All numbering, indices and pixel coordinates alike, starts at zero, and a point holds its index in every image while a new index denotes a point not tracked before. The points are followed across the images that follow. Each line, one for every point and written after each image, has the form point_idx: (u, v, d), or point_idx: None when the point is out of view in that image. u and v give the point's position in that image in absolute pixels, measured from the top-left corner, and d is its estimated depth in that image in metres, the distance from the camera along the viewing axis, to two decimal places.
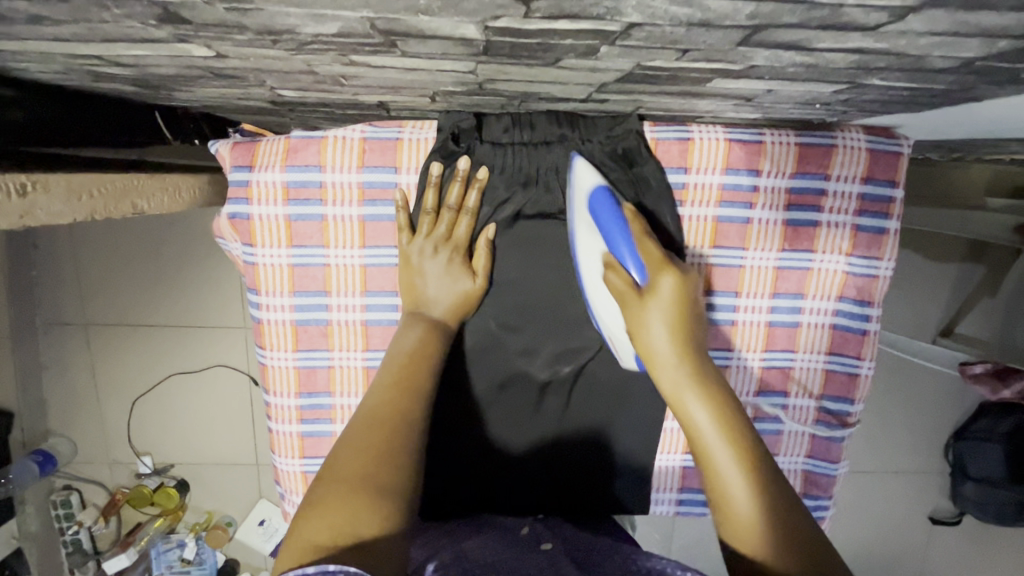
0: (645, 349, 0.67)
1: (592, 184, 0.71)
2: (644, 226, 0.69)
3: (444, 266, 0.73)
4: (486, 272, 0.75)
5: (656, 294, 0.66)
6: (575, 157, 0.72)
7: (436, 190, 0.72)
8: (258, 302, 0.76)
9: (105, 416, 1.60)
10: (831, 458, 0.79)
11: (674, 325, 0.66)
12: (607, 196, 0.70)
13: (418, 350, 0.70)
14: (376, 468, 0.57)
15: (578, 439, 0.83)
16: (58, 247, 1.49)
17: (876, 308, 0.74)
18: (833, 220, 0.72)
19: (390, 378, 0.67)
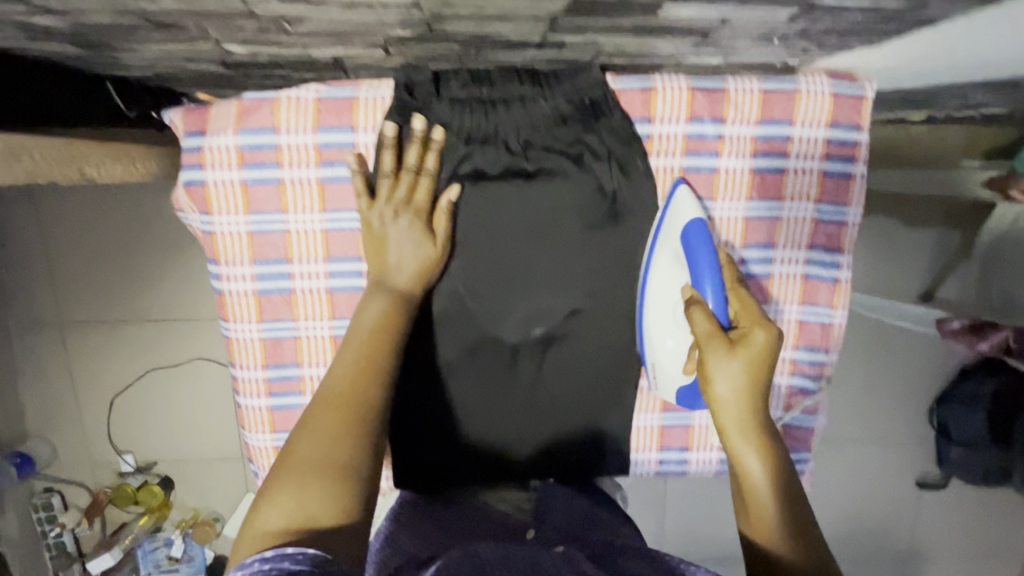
0: (712, 393, 0.67)
1: (692, 216, 0.71)
2: (735, 275, 0.70)
3: (405, 232, 0.70)
4: (446, 238, 0.72)
5: (748, 346, 0.65)
6: (680, 184, 0.72)
7: (391, 151, 0.69)
8: (219, 273, 0.73)
9: (82, 416, 1.57)
10: (805, 409, 0.78)
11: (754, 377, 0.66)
12: (703, 234, 0.70)
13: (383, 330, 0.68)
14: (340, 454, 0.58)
15: (555, 402, 0.82)
16: (26, 244, 1.44)
17: (846, 255, 0.75)
18: (799, 166, 0.72)
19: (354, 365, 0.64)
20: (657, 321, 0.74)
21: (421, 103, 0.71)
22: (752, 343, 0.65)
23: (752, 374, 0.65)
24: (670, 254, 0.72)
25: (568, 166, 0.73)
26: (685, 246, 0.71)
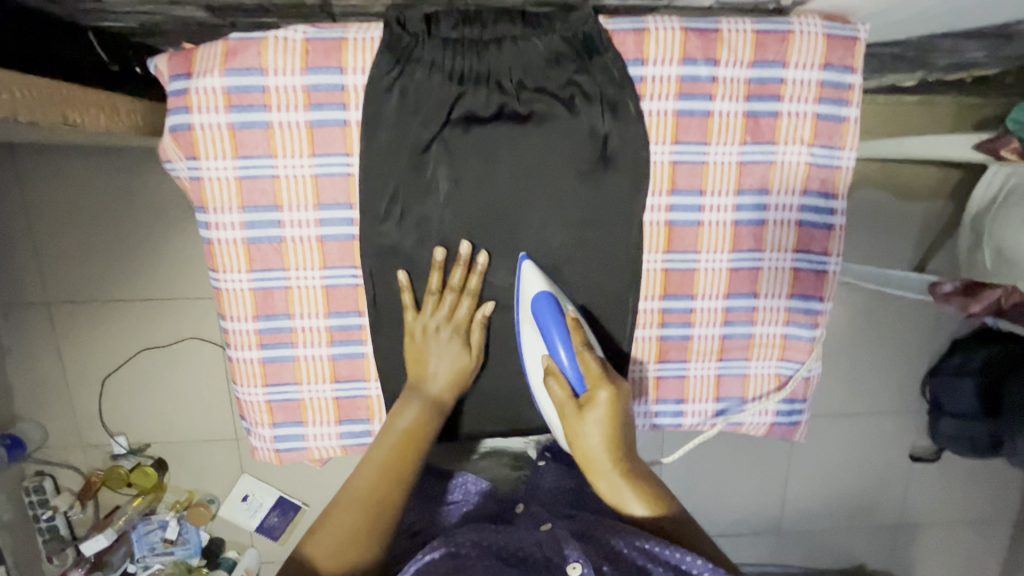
0: (581, 454, 0.68)
1: (537, 289, 0.71)
2: (583, 337, 0.70)
3: (447, 345, 0.73)
4: (481, 348, 0.76)
5: (593, 408, 0.66)
6: (522, 258, 0.72)
7: (439, 273, 0.72)
8: (207, 221, 0.70)
9: (72, 397, 1.55)
10: (799, 358, 0.77)
11: (609, 431, 0.66)
12: (550, 306, 0.70)
13: (424, 420, 0.71)
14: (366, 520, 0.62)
15: None
16: (12, 221, 1.41)
17: (839, 200, 0.73)
18: (794, 109, 0.70)
19: (396, 439, 0.69)
20: (537, 387, 0.74)
21: (410, 42, 0.68)
22: (598, 404, 0.67)
23: (606, 427, 0.66)
24: (531, 328, 0.73)
25: (561, 108, 0.70)
26: (536, 317, 0.72)
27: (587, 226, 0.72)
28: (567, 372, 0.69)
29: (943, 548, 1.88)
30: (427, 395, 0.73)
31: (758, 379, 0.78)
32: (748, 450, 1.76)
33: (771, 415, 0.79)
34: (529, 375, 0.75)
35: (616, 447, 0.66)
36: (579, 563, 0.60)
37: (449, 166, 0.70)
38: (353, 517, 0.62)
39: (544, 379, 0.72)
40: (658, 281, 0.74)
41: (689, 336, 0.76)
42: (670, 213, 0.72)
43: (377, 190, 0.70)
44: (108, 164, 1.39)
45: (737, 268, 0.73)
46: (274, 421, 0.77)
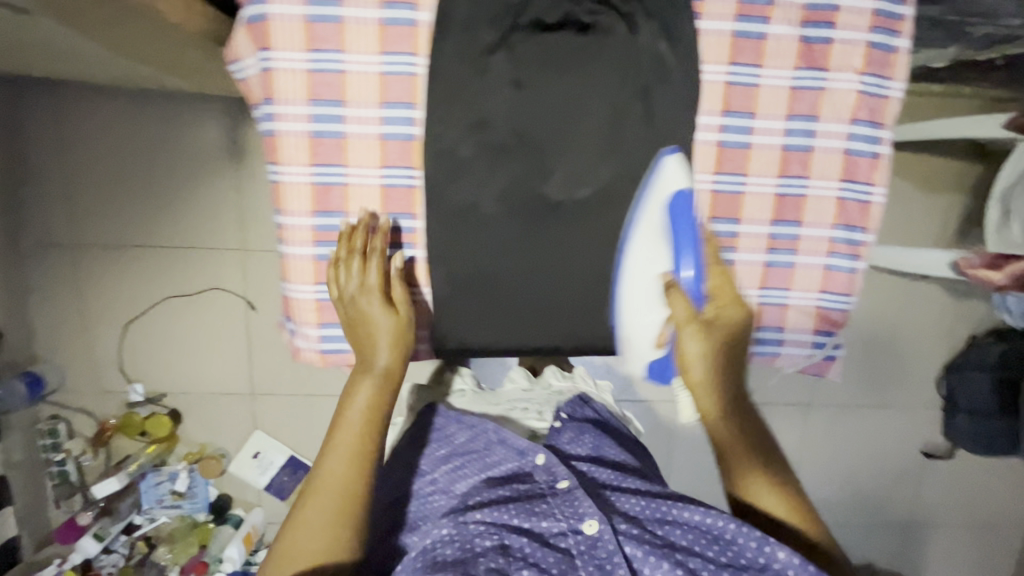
0: (683, 359, 0.75)
1: (679, 186, 0.71)
2: (710, 249, 0.74)
3: (375, 311, 0.73)
4: (402, 303, 0.75)
5: (713, 317, 0.73)
6: (670, 150, 0.71)
7: (352, 238, 0.72)
8: (272, 112, 0.69)
9: (93, 342, 1.55)
10: (844, 291, 0.76)
11: (718, 343, 0.75)
12: (685, 209, 0.71)
13: (371, 411, 0.75)
14: (340, 535, 0.70)
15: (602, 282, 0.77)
16: (49, 160, 1.44)
17: (887, 130, 0.72)
18: (847, 36, 0.69)
19: (350, 445, 0.74)
20: (636, 297, 0.74)
21: None
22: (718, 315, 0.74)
23: (719, 335, 0.74)
24: (652, 236, 0.73)
25: (619, 21, 0.67)
26: (668, 217, 0.72)
27: (646, 146, 0.71)
28: (687, 288, 0.72)
29: (954, 550, 1.87)
30: (379, 375, 0.75)
31: (795, 310, 0.77)
32: None
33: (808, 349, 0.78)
34: (621, 287, 0.75)
35: (717, 357, 0.74)
36: (596, 520, 0.76)
37: (511, 75, 0.68)
38: (325, 535, 0.70)
39: (654, 295, 0.74)
40: (705, 203, 0.74)
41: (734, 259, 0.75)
42: (722, 133, 0.71)
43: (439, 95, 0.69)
44: (148, 111, 1.43)
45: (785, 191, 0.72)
46: (321, 319, 0.77)
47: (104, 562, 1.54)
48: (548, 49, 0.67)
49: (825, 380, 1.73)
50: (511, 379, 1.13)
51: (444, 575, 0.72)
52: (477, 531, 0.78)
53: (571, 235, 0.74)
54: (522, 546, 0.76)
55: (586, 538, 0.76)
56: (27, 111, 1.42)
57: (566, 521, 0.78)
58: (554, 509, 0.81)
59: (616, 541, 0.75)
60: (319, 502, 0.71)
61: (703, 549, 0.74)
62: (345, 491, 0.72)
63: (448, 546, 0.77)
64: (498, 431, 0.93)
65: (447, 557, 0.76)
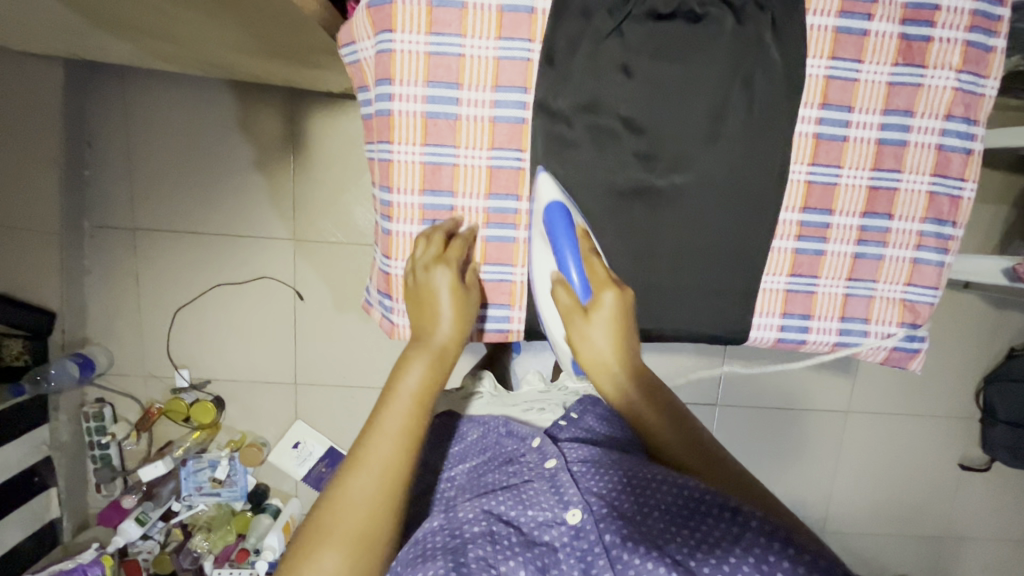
0: (587, 359, 0.67)
1: (551, 199, 0.68)
2: (589, 245, 0.69)
3: (421, 317, 0.67)
4: (452, 301, 0.67)
5: (599, 305, 0.66)
6: (539, 171, 0.69)
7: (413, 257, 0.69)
8: (388, 92, 0.68)
9: (144, 326, 1.58)
10: (931, 285, 0.76)
11: (616, 334, 0.66)
12: (560, 215, 0.67)
13: (425, 391, 0.61)
14: (381, 525, 0.54)
15: (699, 275, 0.75)
16: (115, 147, 1.48)
17: (980, 127, 0.72)
18: (946, 35, 0.69)
19: (397, 425, 0.58)
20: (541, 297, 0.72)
21: None
22: (604, 306, 0.66)
23: (618, 321, 0.66)
24: (541, 237, 0.70)
25: (729, 13, 0.67)
26: (548, 228, 0.68)
27: (754, 135, 0.70)
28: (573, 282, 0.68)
29: (986, 563, 1.86)
30: (437, 350, 0.64)
31: (881, 303, 0.77)
32: (797, 440, 1.75)
33: (892, 341, 0.78)
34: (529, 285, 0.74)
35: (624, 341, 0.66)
36: (579, 510, 0.62)
37: (623, 61, 0.68)
38: (360, 520, 0.53)
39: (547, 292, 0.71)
40: (800, 193, 0.73)
41: (824, 249, 0.75)
42: (819, 126, 0.71)
43: (551, 77, 0.68)
44: (212, 100, 1.46)
45: (878, 184, 0.72)
46: None
47: (139, 548, 1.56)
48: (663, 36, 0.67)
49: (863, 386, 1.74)
50: (526, 382, 1.09)
51: (429, 564, 0.56)
52: (465, 519, 0.65)
53: (672, 225, 0.73)
54: (508, 535, 0.62)
55: (571, 528, 0.62)
56: (95, 96, 1.45)
57: (546, 510, 0.64)
58: (535, 496, 0.66)
59: (597, 529, 0.60)
60: (346, 508, 0.54)
61: (683, 534, 0.58)
62: (392, 478, 0.56)
63: (436, 536, 0.63)
64: (505, 423, 0.84)
65: (434, 545, 0.61)
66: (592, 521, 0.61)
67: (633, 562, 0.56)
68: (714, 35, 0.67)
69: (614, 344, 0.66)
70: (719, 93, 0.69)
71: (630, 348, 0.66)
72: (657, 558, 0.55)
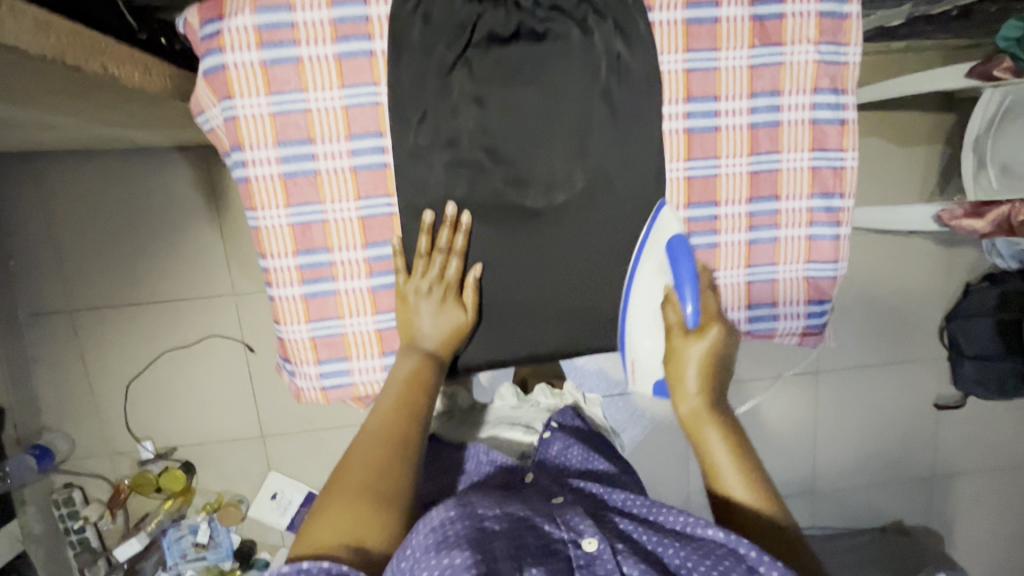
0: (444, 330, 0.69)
1: (673, 231, 0.70)
2: (709, 281, 0.72)
3: (437, 305, 0.68)
4: (475, 306, 0.71)
5: (703, 337, 0.68)
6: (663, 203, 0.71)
7: (401, 254, 0.69)
8: (242, 160, 0.66)
9: (99, 405, 1.55)
10: (830, 259, 0.75)
11: (446, 303, 0.69)
12: (685, 246, 0.69)
13: (413, 383, 0.66)
14: (377, 480, 0.57)
15: (596, 289, 0.73)
16: (34, 231, 1.45)
17: (850, 96, 0.70)
18: (797, 10, 0.68)
19: (388, 403, 0.65)
20: (640, 319, 0.71)
21: None
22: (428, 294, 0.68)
23: (710, 353, 0.68)
24: (654, 262, 0.70)
25: (574, 27, 0.66)
26: (668, 255, 0.69)
27: (625, 142, 0.69)
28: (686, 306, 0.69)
29: (980, 498, 1.86)
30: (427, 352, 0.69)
31: (785, 284, 0.76)
32: (772, 409, 1.75)
33: (803, 320, 0.77)
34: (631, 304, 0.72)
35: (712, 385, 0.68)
36: (596, 537, 0.55)
37: (473, 90, 0.66)
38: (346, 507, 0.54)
39: (650, 311, 0.71)
40: (682, 190, 0.72)
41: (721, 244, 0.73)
42: (688, 121, 0.69)
43: (407, 118, 0.66)
44: (127, 170, 1.44)
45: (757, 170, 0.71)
46: (318, 360, 0.72)
47: None
48: (514, 59, 0.65)
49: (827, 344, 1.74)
50: (497, 397, 1.02)
51: (455, 552, 0.50)
52: (488, 514, 0.57)
53: (558, 242, 0.71)
54: (530, 544, 0.55)
55: (585, 554, 0.55)
56: (6, 182, 1.42)
57: (561, 528, 0.57)
58: (554, 513, 0.60)
59: (615, 560, 0.54)
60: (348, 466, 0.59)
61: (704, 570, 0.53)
62: (384, 445, 0.61)
63: (457, 523, 0.54)
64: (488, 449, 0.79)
65: (461, 532, 0.53)
66: (610, 550, 0.54)
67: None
68: (564, 51, 0.66)
69: (441, 324, 0.69)
70: (582, 107, 0.67)
71: (446, 323, 0.69)
72: None
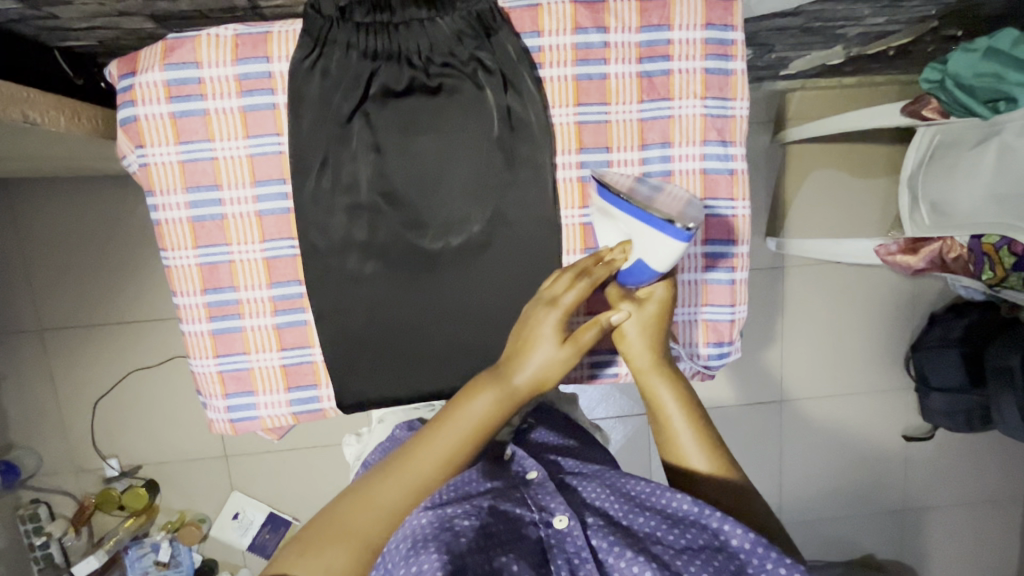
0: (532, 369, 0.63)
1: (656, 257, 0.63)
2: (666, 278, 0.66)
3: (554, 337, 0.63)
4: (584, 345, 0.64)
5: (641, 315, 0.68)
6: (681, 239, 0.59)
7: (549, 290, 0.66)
8: (154, 204, 0.70)
9: (66, 422, 1.59)
10: (726, 302, 0.77)
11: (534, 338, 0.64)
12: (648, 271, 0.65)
13: (484, 423, 0.62)
14: (386, 531, 0.58)
15: (494, 331, 0.75)
16: (9, 253, 1.50)
17: (739, 146, 0.73)
18: (683, 66, 0.71)
19: (445, 448, 0.61)
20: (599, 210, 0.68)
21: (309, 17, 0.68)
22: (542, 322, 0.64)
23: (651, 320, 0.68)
24: (623, 227, 0.64)
25: (467, 84, 0.69)
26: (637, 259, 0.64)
27: (519, 186, 0.72)
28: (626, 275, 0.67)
29: (952, 532, 1.82)
30: (507, 389, 0.63)
31: (684, 326, 0.77)
32: (735, 437, 1.75)
33: (702, 361, 0.79)
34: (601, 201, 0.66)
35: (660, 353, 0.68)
36: (566, 515, 0.57)
37: (371, 140, 0.69)
38: (377, 527, 0.58)
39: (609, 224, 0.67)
40: (577, 235, 0.74)
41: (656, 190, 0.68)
42: (581, 169, 0.73)
43: (308, 166, 0.69)
44: (98, 196, 1.49)
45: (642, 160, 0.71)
46: (227, 394, 0.75)
47: None
48: (410, 110, 0.69)
49: (791, 372, 1.73)
50: None
51: (424, 557, 0.50)
52: (457, 510, 0.56)
53: (457, 283, 0.74)
54: (501, 533, 0.55)
55: (556, 532, 0.57)
56: None
57: (533, 510, 0.59)
58: (524, 495, 0.61)
59: (585, 534, 0.56)
60: (363, 506, 0.58)
61: (674, 538, 0.56)
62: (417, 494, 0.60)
63: (424, 524, 0.55)
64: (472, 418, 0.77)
65: (428, 533, 0.53)
66: (580, 526, 0.57)
67: (619, 564, 0.53)
68: (458, 104, 0.69)
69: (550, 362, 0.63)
70: (475, 155, 0.70)
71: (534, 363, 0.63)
72: (643, 561, 0.52)
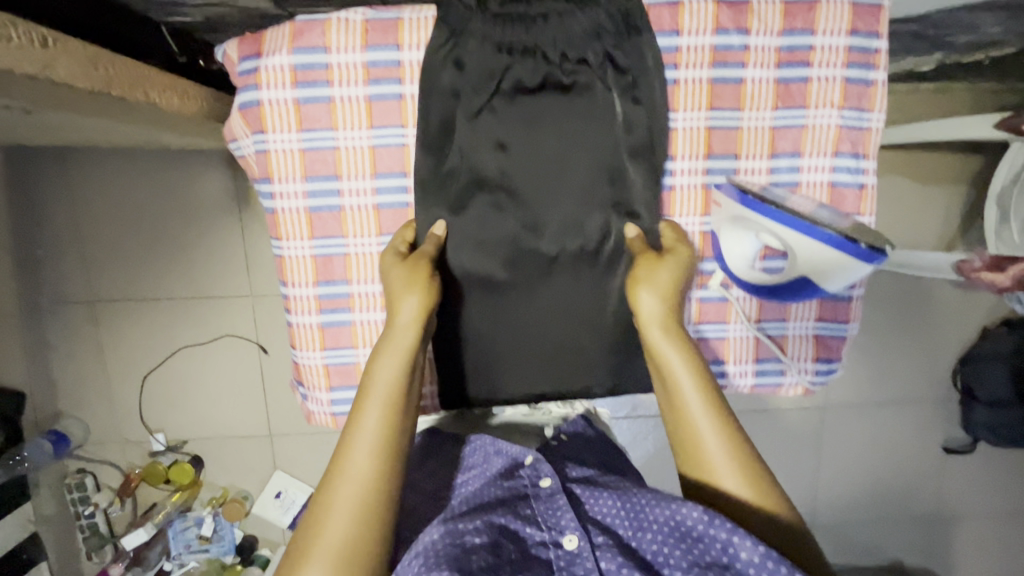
0: (398, 319, 0.63)
1: (836, 279, 0.64)
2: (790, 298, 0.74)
3: (410, 279, 0.64)
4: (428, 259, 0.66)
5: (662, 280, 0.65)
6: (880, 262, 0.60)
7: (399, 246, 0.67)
8: (271, 192, 0.69)
9: (115, 395, 1.59)
10: (840, 317, 0.76)
11: (394, 291, 0.64)
12: (812, 289, 0.66)
13: (398, 386, 0.60)
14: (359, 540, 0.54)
15: (606, 335, 0.74)
16: (63, 222, 1.49)
17: (871, 160, 0.71)
18: (824, 73, 0.68)
19: (376, 428, 0.58)
20: (739, 223, 0.66)
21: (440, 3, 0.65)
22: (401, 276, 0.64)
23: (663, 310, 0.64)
24: (791, 249, 0.63)
25: (598, 82, 0.67)
26: (807, 279, 0.65)
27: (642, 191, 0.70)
28: (773, 291, 0.69)
29: (986, 545, 1.81)
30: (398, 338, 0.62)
31: (794, 340, 0.76)
32: (777, 440, 1.73)
33: (809, 376, 0.77)
34: (758, 219, 0.63)
35: (681, 332, 0.64)
36: (576, 535, 0.59)
37: (497, 135, 0.67)
38: (345, 533, 0.53)
39: (749, 238, 0.66)
40: (697, 243, 0.73)
41: (783, 198, 0.67)
42: (707, 176, 0.71)
43: (430, 159, 0.67)
44: (152, 168, 1.47)
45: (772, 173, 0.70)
46: (331, 387, 0.74)
47: None
48: (540, 106, 0.67)
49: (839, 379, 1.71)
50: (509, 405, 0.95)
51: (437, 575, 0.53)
52: (469, 526, 0.59)
53: (572, 286, 0.73)
54: (511, 550, 0.59)
55: (566, 553, 0.59)
56: (40, 174, 1.46)
57: (542, 531, 0.61)
58: (534, 514, 0.64)
59: (594, 557, 0.57)
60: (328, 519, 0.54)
61: (677, 555, 0.56)
62: (373, 486, 0.56)
63: (438, 540, 0.58)
64: (494, 441, 0.76)
65: (443, 550, 0.56)
66: (590, 548, 0.58)
67: None
68: (588, 103, 0.67)
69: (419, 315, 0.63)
70: (602, 154, 0.68)
71: (408, 309, 0.63)
72: None
